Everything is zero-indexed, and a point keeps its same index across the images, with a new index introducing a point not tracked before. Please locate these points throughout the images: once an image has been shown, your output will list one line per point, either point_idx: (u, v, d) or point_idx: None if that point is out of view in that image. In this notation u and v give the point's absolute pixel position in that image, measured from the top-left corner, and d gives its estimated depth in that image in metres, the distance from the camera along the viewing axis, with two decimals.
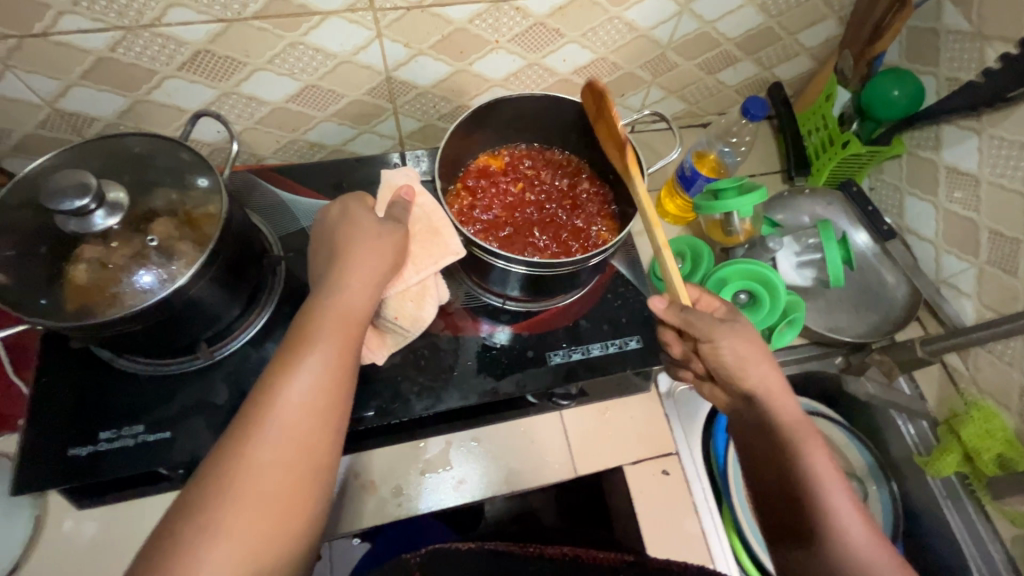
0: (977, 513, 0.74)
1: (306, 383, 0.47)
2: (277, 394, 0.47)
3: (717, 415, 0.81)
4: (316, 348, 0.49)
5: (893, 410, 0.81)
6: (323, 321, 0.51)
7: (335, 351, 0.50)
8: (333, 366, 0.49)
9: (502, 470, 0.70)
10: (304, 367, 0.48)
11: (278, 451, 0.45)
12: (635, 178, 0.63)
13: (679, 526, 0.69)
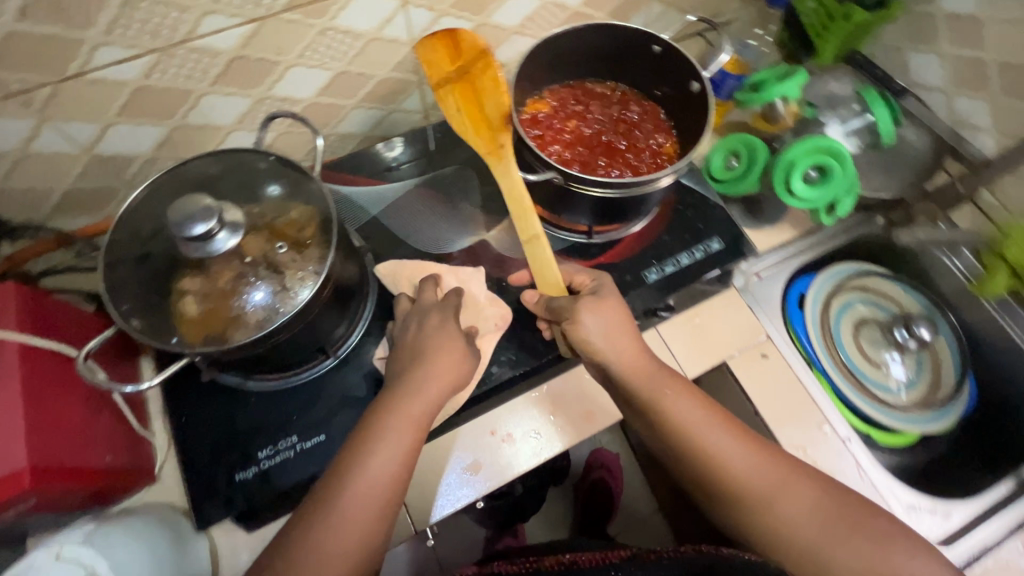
0: None
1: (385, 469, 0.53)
2: (341, 487, 0.52)
3: (788, 297, 0.87)
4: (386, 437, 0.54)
5: (937, 249, 0.88)
6: (405, 410, 0.55)
7: (410, 444, 0.55)
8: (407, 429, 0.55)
9: (586, 409, 0.70)
10: (387, 455, 0.54)
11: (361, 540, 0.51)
12: (692, 84, 0.65)
13: (791, 397, 0.76)
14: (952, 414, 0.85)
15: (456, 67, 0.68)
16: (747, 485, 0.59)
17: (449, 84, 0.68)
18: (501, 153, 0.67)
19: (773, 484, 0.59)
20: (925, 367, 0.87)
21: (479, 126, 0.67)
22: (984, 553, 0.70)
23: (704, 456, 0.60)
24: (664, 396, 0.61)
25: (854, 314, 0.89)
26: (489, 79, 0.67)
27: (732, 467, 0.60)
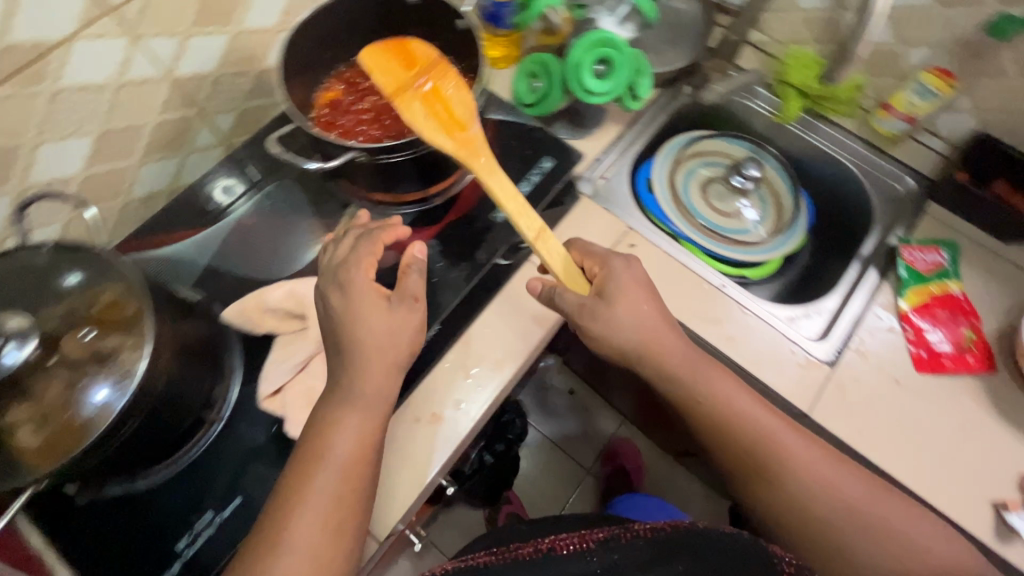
0: (828, 125, 0.95)
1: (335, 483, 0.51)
2: (291, 519, 0.49)
3: (637, 188, 0.93)
4: (335, 454, 0.52)
5: (742, 98, 0.98)
6: (353, 418, 0.53)
7: (356, 451, 0.52)
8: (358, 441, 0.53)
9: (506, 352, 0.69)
10: (332, 469, 0.51)
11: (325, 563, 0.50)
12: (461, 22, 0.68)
13: (666, 271, 0.82)
14: (801, 230, 0.95)
15: (412, 73, 0.65)
16: (801, 470, 0.63)
17: (415, 92, 0.64)
18: (477, 153, 0.63)
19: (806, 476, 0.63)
20: (767, 201, 0.97)
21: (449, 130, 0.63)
22: (856, 328, 0.79)
23: (763, 438, 0.64)
24: (779, 445, 0.64)
25: (697, 180, 0.97)
26: (447, 80, 0.64)
27: (801, 460, 0.63)
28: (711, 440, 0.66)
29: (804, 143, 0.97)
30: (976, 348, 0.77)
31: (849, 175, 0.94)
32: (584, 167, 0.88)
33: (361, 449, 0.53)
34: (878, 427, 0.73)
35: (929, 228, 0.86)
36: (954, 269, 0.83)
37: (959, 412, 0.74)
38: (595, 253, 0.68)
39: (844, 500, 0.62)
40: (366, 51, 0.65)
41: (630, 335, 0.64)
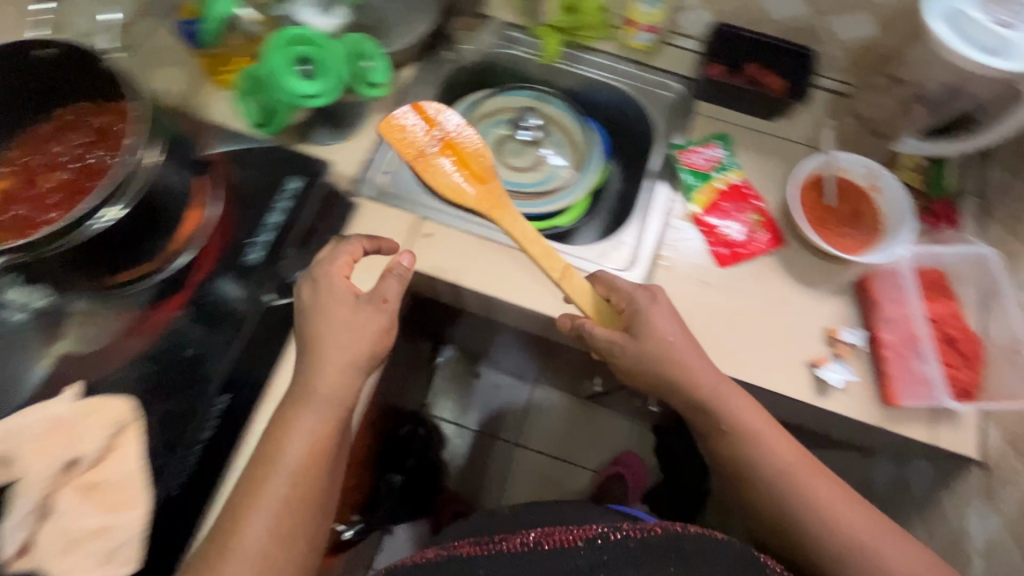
0: (592, 55, 0.94)
1: (286, 484, 0.56)
2: (245, 518, 0.55)
3: (427, 174, 0.89)
4: (285, 462, 0.57)
5: (504, 50, 0.93)
6: (313, 414, 0.59)
7: (306, 454, 0.58)
8: (319, 442, 0.58)
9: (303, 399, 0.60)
10: (281, 475, 0.57)
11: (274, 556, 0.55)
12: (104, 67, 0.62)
13: (470, 250, 0.78)
14: (598, 162, 0.95)
15: (431, 149, 0.83)
16: (802, 490, 0.66)
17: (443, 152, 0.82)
18: (500, 205, 0.80)
19: (800, 500, 0.66)
20: (563, 143, 0.97)
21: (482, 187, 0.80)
22: (658, 244, 0.81)
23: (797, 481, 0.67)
24: (808, 481, 0.66)
25: (489, 144, 0.94)
26: (471, 153, 0.83)
27: (784, 471, 0.67)
28: (740, 474, 0.70)
29: (577, 76, 0.95)
30: (764, 227, 0.81)
31: (623, 97, 0.95)
32: (356, 171, 0.80)
33: (321, 449, 0.58)
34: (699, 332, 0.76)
35: (701, 126, 0.89)
36: (731, 159, 0.86)
37: (764, 291, 0.78)
38: (619, 288, 0.72)
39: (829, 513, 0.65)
40: (382, 125, 0.81)
41: (654, 359, 0.69)
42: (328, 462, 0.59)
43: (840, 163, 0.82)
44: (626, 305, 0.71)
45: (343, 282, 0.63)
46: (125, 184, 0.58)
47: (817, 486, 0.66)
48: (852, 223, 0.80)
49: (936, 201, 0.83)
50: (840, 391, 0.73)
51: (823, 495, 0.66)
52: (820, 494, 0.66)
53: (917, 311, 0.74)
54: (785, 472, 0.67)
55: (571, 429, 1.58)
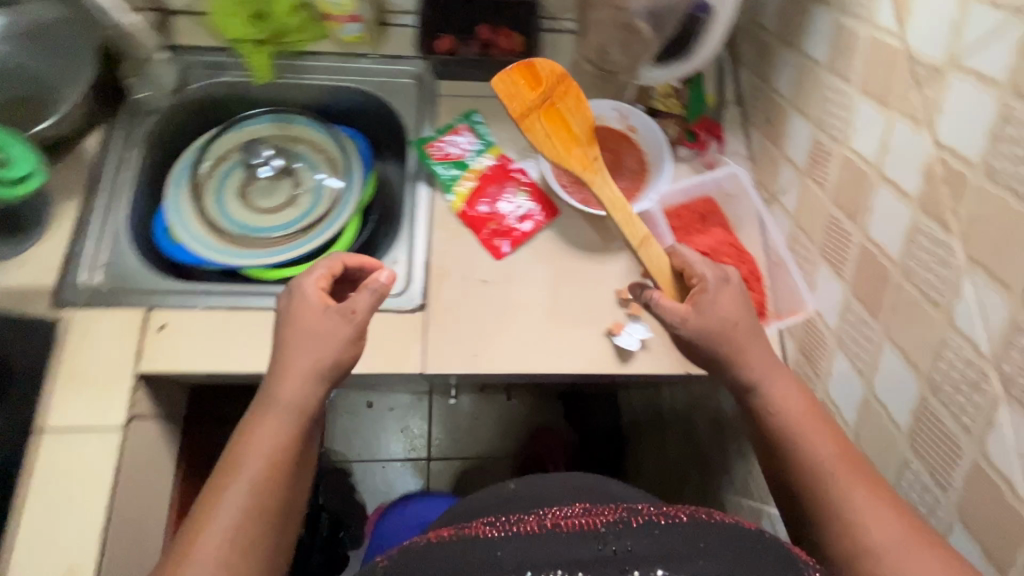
0: (310, 60, 0.82)
1: (247, 496, 0.48)
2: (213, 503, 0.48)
3: (163, 251, 0.78)
4: (244, 472, 0.49)
5: (208, 81, 0.81)
6: (278, 417, 0.52)
7: (263, 471, 0.49)
8: (265, 468, 0.49)
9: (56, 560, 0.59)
10: (241, 483, 0.48)
11: (275, 498, 0.50)
12: None
13: (219, 329, 0.69)
14: (362, 173, 0.86)
15: (538, 94, 0.61)
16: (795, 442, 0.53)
17: (534, 114, 0.61)
18: (591, 169, 0.63)
19: (864, 519, 0.46)
20: (320, 163, 0.87)
21: (570, 145, 0.62)
22: (430, 253, 0.74)
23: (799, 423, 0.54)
24: (854, 491, 0.48)
25: (231, 192, 0.83)
26: (569, 100, 0.62)
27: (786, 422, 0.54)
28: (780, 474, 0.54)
29: (305, 87, 0.84)
30: (534, 202, 0.76)
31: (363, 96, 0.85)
32: (57, 279, 0.69)
33: (292, 451, 0.51)
34: (489, 338, 0.70)
35: (447, 108, 0.81)
36: (484, 138, 0.79)
37: (548, 270, 0.74)
38: (686, 260, 0.60)
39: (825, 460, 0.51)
40: (505, 70, 0.59)
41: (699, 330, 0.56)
42: (292, 478, 0.51)
43: None
44: (693, 280, 0.59)
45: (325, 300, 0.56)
46: None
47: (861, 495, 0.47)
48: (614, 172, 0.76)
49: (694, 124, 0.81)
50: (640, 351, 0.70)
51: (881, 512, 0.46)
52: (878, 509, 0.46)
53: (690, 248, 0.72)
54: (818, 468, 0.50)
55: (496, 427, 1.44)
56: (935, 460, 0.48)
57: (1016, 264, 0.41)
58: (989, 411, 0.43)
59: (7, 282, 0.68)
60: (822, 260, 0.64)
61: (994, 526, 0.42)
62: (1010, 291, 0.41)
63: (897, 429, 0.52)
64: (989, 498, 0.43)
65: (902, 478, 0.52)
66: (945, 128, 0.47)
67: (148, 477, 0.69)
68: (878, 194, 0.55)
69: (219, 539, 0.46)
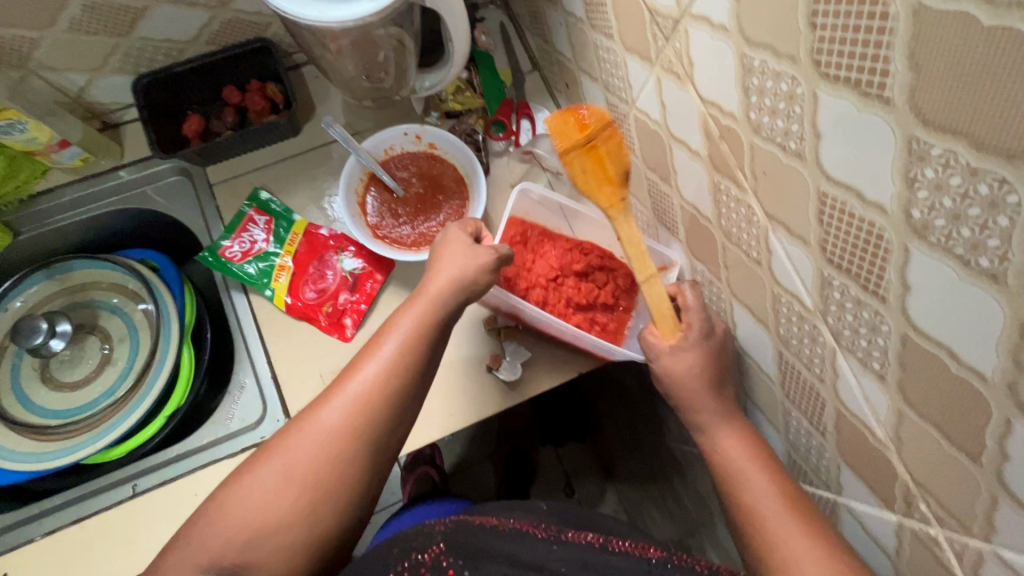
0: (45, 201, 0.70)
1: (384, 381, 0.48)
2: (359, 365, 0.50)
3: None
4: (390, 344, 0.50)
5: None
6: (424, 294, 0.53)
7: (408, 343, 0.50)
8: (416, 341, 0.50)
9: None
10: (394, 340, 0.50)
11: (402, 385, 0.49)
12: None
13: (68, 552, 0.60)
14: (175, 293, 0.75)
15: (585, 136, 0.47)
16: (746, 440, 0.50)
17: (577, 156, 0.47)
18: (615, 206, 0.49)
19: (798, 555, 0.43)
20: (120, 301, 0.75)
21: (602, 188, 0.48)
22: (270, 364, 0.66)
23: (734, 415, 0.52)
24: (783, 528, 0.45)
25: (30, 381, 0.71)
26: (616, 139, 0.48)
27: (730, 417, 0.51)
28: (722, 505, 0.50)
29: (59, 229, 0.72)
30: (362, 261, 0.68)
31: (135, 213, 0.74)
32: None
33: (432, 323, 0.51)
34: None
35: (230, 196, 0.70)
36: (285, 214, 0.69)
37: None
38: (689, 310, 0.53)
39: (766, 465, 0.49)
40: (552, 116, 0.47)
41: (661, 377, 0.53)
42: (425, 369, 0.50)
43: (377, 148, 0.69)
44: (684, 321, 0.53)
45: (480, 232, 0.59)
46: None
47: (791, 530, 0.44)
48: (434, 201, 0.70)
49: (498, 112, 0.73)
50: (527, 375, 0.66)
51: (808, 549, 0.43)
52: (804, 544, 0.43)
53: (541, 281, 0.66)
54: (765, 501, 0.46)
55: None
56: (807, 405, 0.48)
57: (803, 219, 0.38)
58: (830, 361, 0.42)
59: None
60: (659, 223, 0.61)
61: (869, 463, 0.43)
62: (808, 245, 0.39)
63: (771, 379, 0.52)
64: (857, 438, 0.43)
65: (791, 424, 0.52)
66: (702, 81, 0.43)
67: None
68: (675, 155, 0.51)
69: (344, 402, 0.48)
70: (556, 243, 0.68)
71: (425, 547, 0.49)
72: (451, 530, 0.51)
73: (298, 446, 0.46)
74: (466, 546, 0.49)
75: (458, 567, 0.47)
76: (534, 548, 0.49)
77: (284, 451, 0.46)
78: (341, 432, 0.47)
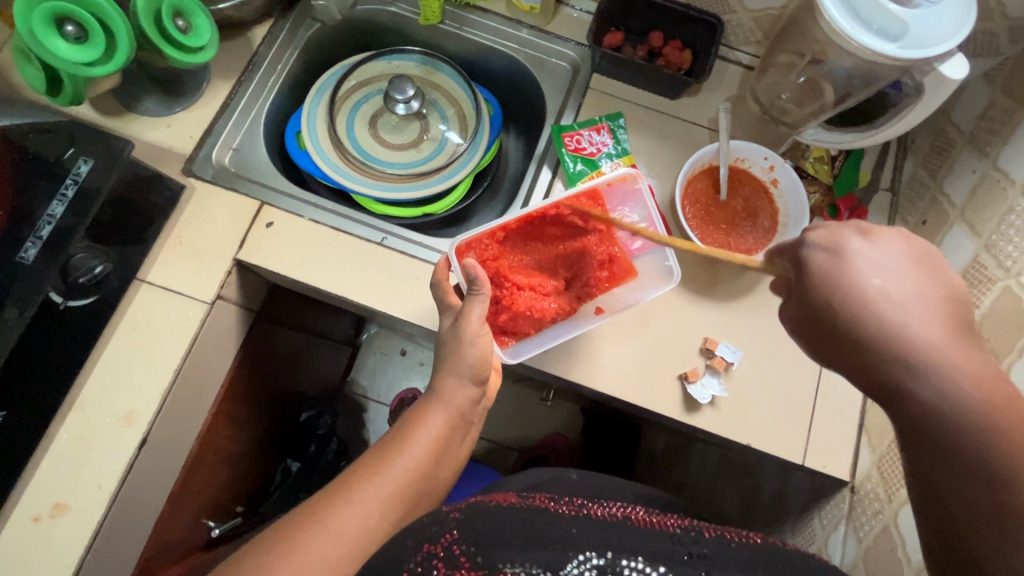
0: (478, 14, 0.83)
1: (378, 502, 0.54)
2: (365, 476, 0.55)
3: (285, 146, 0.82)
4: (405, 454, 0.57)
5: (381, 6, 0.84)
6: (439, 413, 0.61)
7: (420, 456, 0.58)
8: (427, 451, 0.59)
9: (122, 408, 0.63)
10: (408, 451, 0.58)
11: (408, 485, 0.56)
12: None
13: (317, 243, 0.71)
14: (489, 139, 0.86)
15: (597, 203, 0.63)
16: (928, 356, 0.40)
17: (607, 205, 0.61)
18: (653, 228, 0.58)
19: None
20: (450, 115, 0.87)
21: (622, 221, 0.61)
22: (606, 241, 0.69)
23: (899, 306, 0.42)
24: None
25: (362, 117, 0.85)
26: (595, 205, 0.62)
27: (898, 301, 0.42)
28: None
29: (464, 39, 0.85)
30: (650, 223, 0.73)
31: (517, 66, 0.85)
32: (198, 142, 0.73)
33: (438, 441, 0.60)
34: (566, 340, 0.69)
35: (596, 103, 0.79)
36: (622, 144, 0.76)
37: (641, 295, 0.71)
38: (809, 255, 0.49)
39: (980, 400, 0.37)
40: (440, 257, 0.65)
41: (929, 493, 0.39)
42: (433, 478, 0.59)
43: (735, 152, 0.73)
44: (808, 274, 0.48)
45: (448, 292, 0.65)
46: None
47: None
48: (741, 223, 0.73)
49: (840, 199, 0.74)
50: (708, 406, 0.68)
51: None
52: None
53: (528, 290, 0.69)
54: None
55: (518, 415, 1.38)
56: None
57: None
58: None
59: (147, 135, 0.71)
60: None
61: None
62: None
63: None
64: None
65: None
66: None
67: (215, 360, 0.73)
68: None
69: (345, 526, 0.51)
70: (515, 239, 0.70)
71: (437, 537, 0.48)
72: (465, 519, 0.51)
73: (311, 540, 0.49)
74: (479, 532, 0.49)
75: (471, 552, 0.47)
76: (558, 524, 0.50)
77: (309, 539, 0.49)
78: (359, 537, 0.51)
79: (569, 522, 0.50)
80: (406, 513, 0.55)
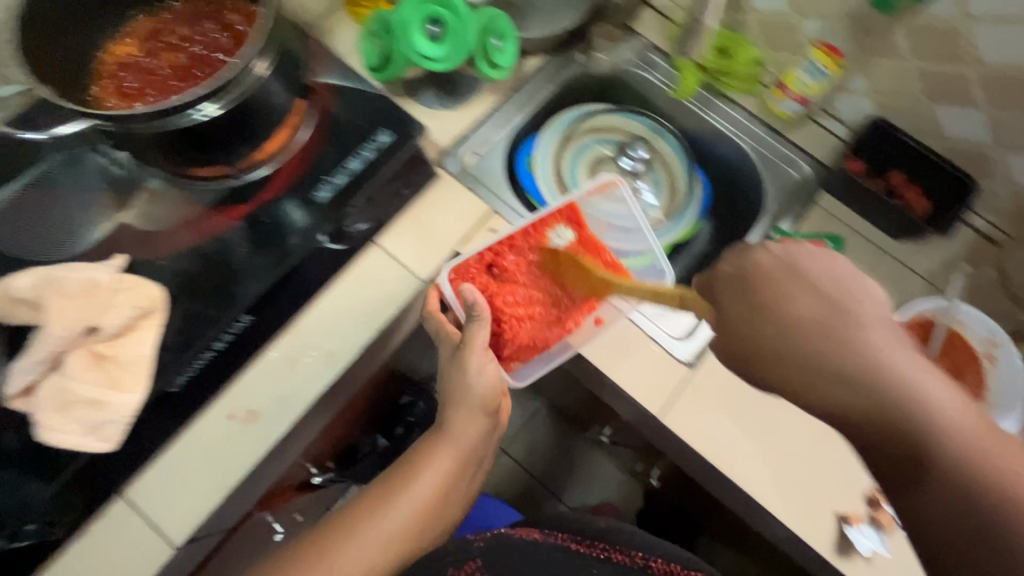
0: (726, 103, 0.87)
1: (380, 544, 0.59)
2: (372, 517, 0.60)
3: (514, 163, 0.88)
4: (414, 493, 0.62)
5: (638, 68, 0.90)
6: (445, 453, 0.63)
7: (427, 494, 0.62)
8: (433, 489, 0.62)
9: (326, 349, 0.65)
10: (414, 492, 0.62)
11: (411, 520, 0.61)
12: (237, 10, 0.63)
13: None
14: (691, 216, 0.89)
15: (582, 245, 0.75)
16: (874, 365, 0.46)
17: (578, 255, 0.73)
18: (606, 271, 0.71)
19: None
20: (662, 182, 0.91)
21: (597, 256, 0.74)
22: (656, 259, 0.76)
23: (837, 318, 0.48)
24: None
25: (585, 158, 0.91)
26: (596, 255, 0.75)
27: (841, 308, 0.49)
28: None
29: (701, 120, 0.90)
30: None
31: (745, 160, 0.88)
32: (451, 140, 0.80)
33: (444, 481, 0.63)
34: (734, 434, 0.69)
35: (818, 220, 0.80)
36: None
37: (818, 419, 0.70)
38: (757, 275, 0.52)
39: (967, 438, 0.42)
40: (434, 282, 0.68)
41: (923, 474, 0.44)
42: (441, 514, 0.64)
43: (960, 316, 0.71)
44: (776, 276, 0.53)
45: (443, 322, 0.66)
46: (232, 86, 0.53)
47: None
48: None
49: None
50: (859, 558, 0.64)
51: None
52: None
53: (522, 307, 0.71)
54: None
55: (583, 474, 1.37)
56: None
57: None
58: None
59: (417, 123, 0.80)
60: None
61: None
62: None
63: None
64: None
65: None
66: None
67: None
68: None
69: (346, 563, 0.58)
70: (497, 264, 0.71)
71: (460, 563, 0.57)
72: (489, 546, 0.59)
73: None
74: (497, 565, 0.57)
75: None
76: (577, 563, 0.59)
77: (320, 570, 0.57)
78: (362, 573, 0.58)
79: (592, 563, 0.59)
80: (413, 546, 0.61)
